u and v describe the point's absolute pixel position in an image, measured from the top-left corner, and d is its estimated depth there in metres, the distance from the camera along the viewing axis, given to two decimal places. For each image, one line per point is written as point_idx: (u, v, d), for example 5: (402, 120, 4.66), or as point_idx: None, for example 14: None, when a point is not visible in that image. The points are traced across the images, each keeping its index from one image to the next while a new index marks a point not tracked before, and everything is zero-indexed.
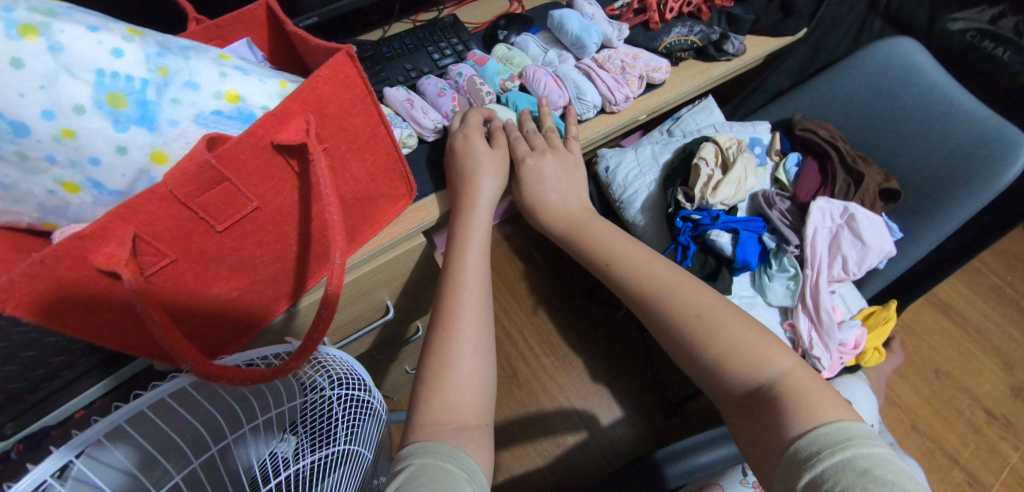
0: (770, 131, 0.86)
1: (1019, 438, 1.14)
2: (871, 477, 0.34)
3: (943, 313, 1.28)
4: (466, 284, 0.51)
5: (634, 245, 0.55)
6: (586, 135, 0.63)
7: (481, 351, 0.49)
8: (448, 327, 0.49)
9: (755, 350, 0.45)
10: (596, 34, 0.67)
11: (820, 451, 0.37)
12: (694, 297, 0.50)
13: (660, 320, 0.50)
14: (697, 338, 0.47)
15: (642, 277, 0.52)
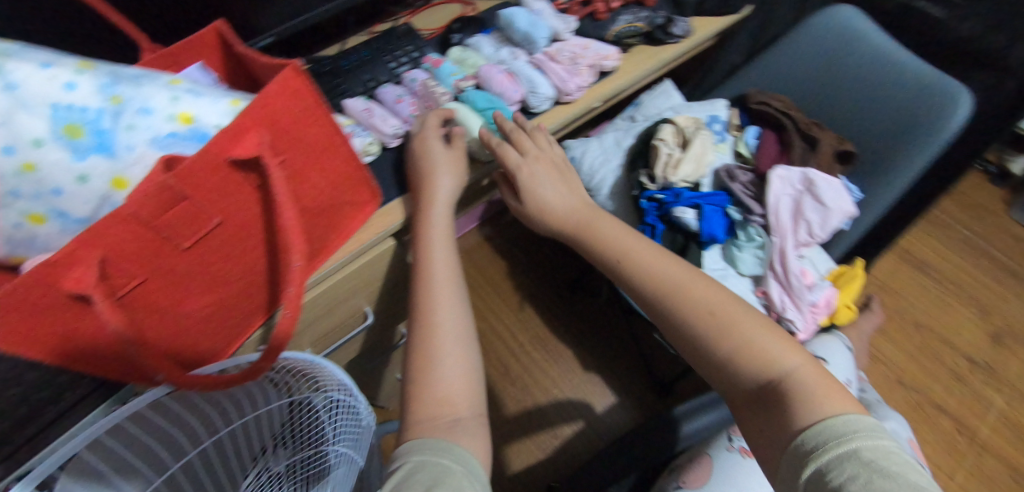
0: (728, 107, 0.88)
1: (1001, 382, 1.18)
2: (875, 466, 0.36)
3: (917, 270, 1.32)
4: (439, 274, 0.53)
5: (649, 248, 0.56)
6: (541, 127, 0.64)
7: (463, 343, 0.50)
8: (426, 324, 0.50)
9: (772, 348, 0.47)
10: (544, 28, 0.69)
11: (829, 443, 0.39)
12: (709, 297, 0.51)
13: (675, 321, 0.51)
14: (711, 340, 0.49)
15: (655, 278, 0.53)
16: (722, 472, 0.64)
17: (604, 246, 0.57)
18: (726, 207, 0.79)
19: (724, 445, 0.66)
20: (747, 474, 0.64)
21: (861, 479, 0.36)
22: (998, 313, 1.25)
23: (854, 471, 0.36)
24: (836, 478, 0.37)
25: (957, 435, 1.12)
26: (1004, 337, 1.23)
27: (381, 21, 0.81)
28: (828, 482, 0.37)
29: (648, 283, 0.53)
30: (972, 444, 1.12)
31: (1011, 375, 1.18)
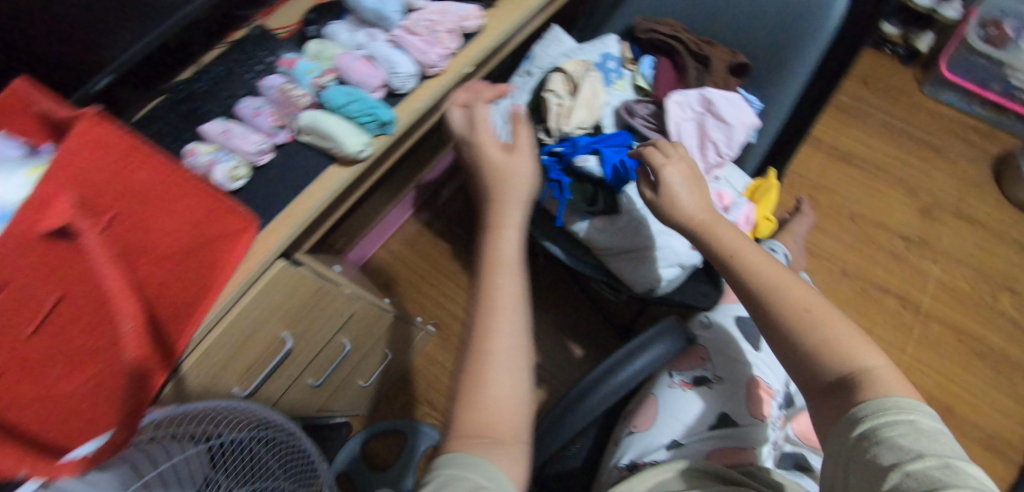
0: (618, 43, 0.84)
1: (935, 252, 1.23)
2: (930, 437, 0.37)
3: (845, 163, 1.34)
4: (509, 263, 0.53)
5: (767, 257, 0.52)
6: (411, 109, 0.61)
7: (516, 362, 0.48)
8: (482, 346, 0.48)
9: (856, 353, 0.45)
10: (393, 0, 0.64)
11: (884, 409, 0.40)
12: (804, 298, 0.48)
13: (769, 315, 0.49)
14: (797, 333, 0.47)
15: (751, 277, 0.51)
16: (664, 410, 0.64)
17: (715, 242, 0.54)
18: (631, 145, 0.77)
19: (664, 383, 0.66)
20: (688, 407, 0.64)
21: (911, 440, 0.37)
22: (925, 188, 1.29)
23: (904, 433, 0.38)
24: (889, 435, 0.38)
25: (903, 310, 1.18)
26: (933, 210, 1.27)
27: (237, 29, 0.71)
28: (881, 439, 0.38)
29: (746, 276, 0.51)
30: (917, 316, 1.18)
31: (944, 243, 1.24)
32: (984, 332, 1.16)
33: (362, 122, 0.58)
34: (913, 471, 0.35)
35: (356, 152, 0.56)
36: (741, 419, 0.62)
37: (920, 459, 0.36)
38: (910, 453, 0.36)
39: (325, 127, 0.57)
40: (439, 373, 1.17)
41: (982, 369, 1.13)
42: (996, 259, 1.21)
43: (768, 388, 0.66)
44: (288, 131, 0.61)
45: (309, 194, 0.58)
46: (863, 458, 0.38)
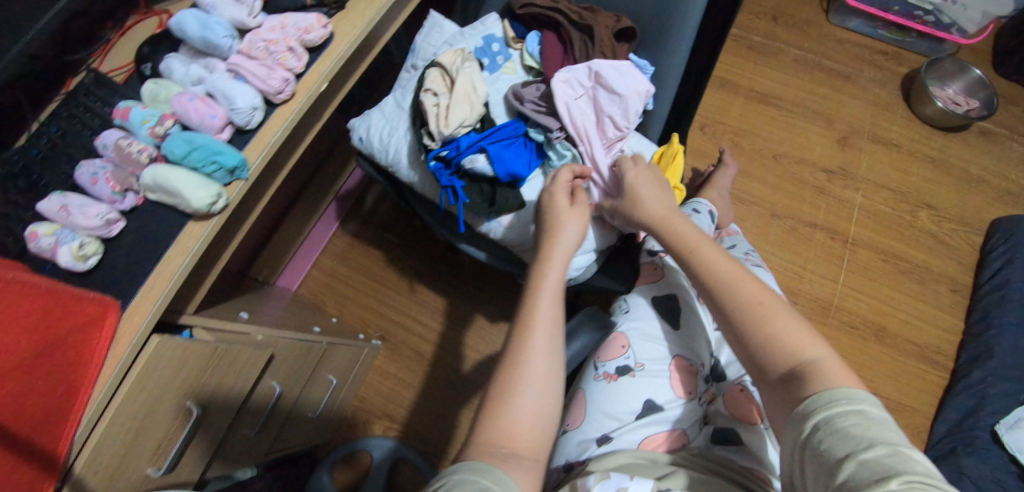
0: (499, 20, 0.81)
1: (856, 181, 1.26)
2: (877, 426, 0.42)
3: (764, 104, 1.33)
4: (548, 291, 0.60)
5: (715, 250, 0.60)
6: (263, 144, 0.59)
7: (547, 383, 0.54)
8: (514, 361, 0.55)
9: (795, 340, 0.51)
10: (220, 25, 0.58)
11: (832, 402, 0.45)
12: (750, 292, 0.55)
13: (725, 307, 0.56)
14: (747, 326, 0.53)
15: (702, 269, 0.59)
16: (592, 404, 0.67)
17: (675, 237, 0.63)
18: (527, 131, 0.75)
19: (591, 376, 0.70)
20: (614, 399, 0.66)
21: (859, 429, 0.42)
22: (840, 117, 1.31)
23: (855, 423, 0.42)
24: (842, 424, 0.43)
25: (831, 242, 1.21)
26: (850, 138, 1.29)
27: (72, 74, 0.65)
28: (837, 427, 0.43)
29: (697, 269, 0.60)
30: (845, 245, 1.21)
31: (862, 170, 1.27)
32: (907, 250, 1.20)
33: (205, 171, 0.55)
34: (866, 459, 0.39)
35: (207, 205, 0.55)
36: (665, 403, 0.66)
37: (870, 449, 0.40)
38: (863, 439, 0.41)
39: (169, 185, 0.55)
40: (393, 384, 1.14)
41: (909, 285, 1.18)
42: (912, 178, 1.25)
43: (692, 366, 0.69)
44: (136, 193, 0.59)
45: (170, 260, 0.58)
46: (817, 449, 0.43)
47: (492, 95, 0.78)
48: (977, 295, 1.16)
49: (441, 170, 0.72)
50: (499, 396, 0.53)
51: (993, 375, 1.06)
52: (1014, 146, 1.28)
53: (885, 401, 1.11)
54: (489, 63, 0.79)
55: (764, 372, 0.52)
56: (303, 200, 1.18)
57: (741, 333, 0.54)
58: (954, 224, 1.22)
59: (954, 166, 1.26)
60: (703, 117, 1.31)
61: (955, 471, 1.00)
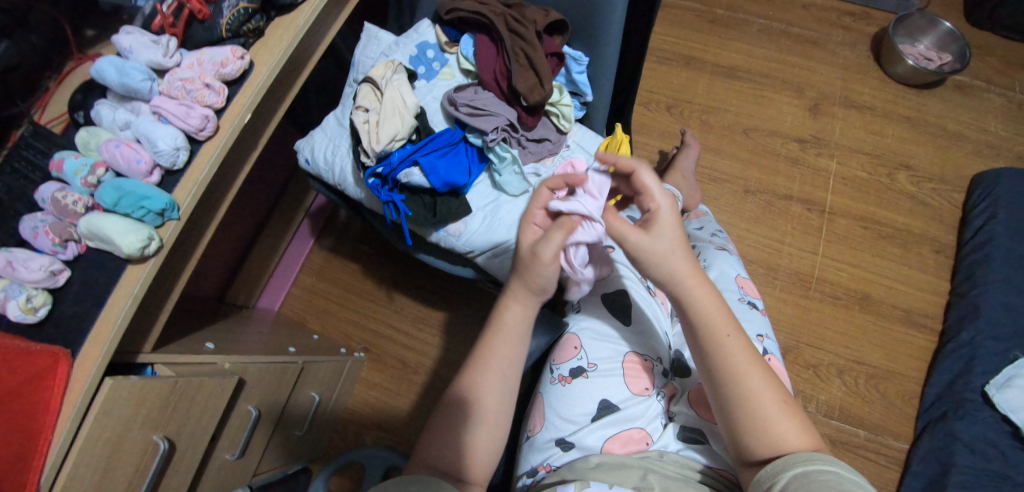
0: (432, 26, 0.82)
1: (830, 148, 1.23)
2: (848, 483, 0.46)
3: (732, 78, 1.29)
4: (510, 332, 0.61)
5: (740, 338, 0.57)
6: (192, 181, 0.62)
7: (497, 420, 0.59)
8: (471, 396, 0.59)
9: (798, 442, 0.52)
10: (137, 70, 0.60)
11: (810, 460, 0.49)
12: (767, 392, 0.54)
13: (732, 395, 0.55)
14: (751, 418, 0.54)
15: (726, 360, 0.55)
16: (550, 408, 0.68)
17: (700, 314, 0.57)
18: (465, 136, 0.78)
19: (548, 380, 0.71)
20: (569, 402, 0.67)
21: (833, 482, 0.46)
22: (810, 85, 1.28)
23: (830, 478, 0.46)
24: (820, 478, 0.46)
25: (809, 213, 1.19)
26: (822, 105, 1.26)
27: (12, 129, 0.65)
28: (812, 480, 0.46)
29: (721, 360, 0.56)
30: (823, 215, 1.19)
31: (836, 137, 1.24)
32: (887, 214, 1.18)
33: (135, 213, 0.59)
34: None
35: (139, 248, 0.58)
36: (621, 403, 0.66)
37: None
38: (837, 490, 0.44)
39: (100, 231, 0.58)
40: (380, 394, 1.15)
41: (891, 250, 1.16)
42: (886, 139, 1.23)
43: (646, 362, 0.70)
44: (77, 242, 0.61)
45: (112, 304, 0.60)
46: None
47: (429, 103, 0.80)
48: (961, 253, 1.14)
49: (379, 186, 0.74)
50: (449, 425, 0.58)
51: (982, 335, 1.03)
52: (990, 97, 1.24)
53: (874, 370, 1.09)
54: (425, 70, 0.81)
55: (749, 458, 0.54)
56: (273, 220, 1.16)
57: (745, 429, 0.54)
58: (932, 183, 1.19)
59: (929, 123, 1.23)
60: (670, 98, 1.28)
61: (947, 436, 0.99)
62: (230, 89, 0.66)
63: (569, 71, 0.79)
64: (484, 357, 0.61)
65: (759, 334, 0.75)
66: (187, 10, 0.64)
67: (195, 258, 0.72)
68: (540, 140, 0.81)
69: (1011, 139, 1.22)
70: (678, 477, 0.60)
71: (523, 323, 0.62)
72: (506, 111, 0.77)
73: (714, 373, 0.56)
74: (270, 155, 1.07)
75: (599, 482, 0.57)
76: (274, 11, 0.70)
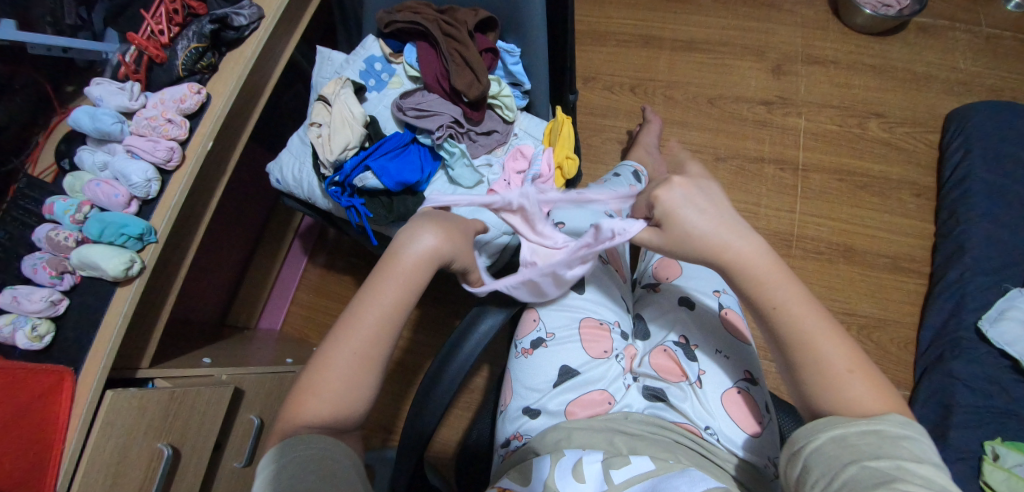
0: (376, 40, 0.88)
1: (797, 106, 1.23)
2: (890, 443, 0.44)
3: (691, 51, 1.29)
4: (393, 275, 0.56)
5: (805, 302, 0.53)
6: (165, 208, 0.70)
7: (360, 371, 0.53)
8: (336, 344, 0.53)
9: (874, 405, 0.48)
10: (108, 115, 0.69)
11: (855, 420, 0.46)
12: (837, 357, 0.50)
13: (795, 367, 0.52)
14: (823, 388, 0.50)
15: (784, 327, 0.53)
16: (516, 380, 0.73)
17: (759, 288, 0.54)
18: (416, 138, 0.84)
19: (513, 355, 0.76)
20: (532, 372, 0.72)
21: (872, 446, 0.44)
22: (771, 46, 1.27)
23: (868, 441, 0.44)
24: (857, 441, 0.44)
25: (782, 173, 1.18)
26: (785, 66, 1.26)
27: (9, 185, 0.71)
28: (851, 443, 0.44)
29: (782, 328, 0.53)
30: (797, 173, 1.18)
31: (803, 95, 1.23)
32: (862, 164, 1.17)
33: (118, 240, 0.66)
34: (867, 464, 0.42)
35: (123, 270, 0.65)
36: (580, 367, 0.71)
37: (875, 460, 0.43)
38: (876, 458, 0.43)
39: (90, 261, 0.65)
40: (382, 397, 1.18)
41: (870, 199, 1.15)
42: (853, 90, 1.22)
43: (604, 325, 0.74)
44: (73, 273, 0.68)
45: (106, 325, 0.67)
46: (820, 458, 0.45)
47: (380, 111, 0.86)
48: (942, 193, 1.13)
49: (340, 194, 0.80)
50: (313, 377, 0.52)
51: (970, 272, 1.02)
52: (956, 34, 1.23)
53: (866, 320, 1.08)
54: (375, 82, 0.87)
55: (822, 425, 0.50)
56: (265, 244, 1.23)
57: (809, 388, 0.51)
58: (905, 127, 1.19)
59: (896, 69, 1.22)
60: (632, 79, 1.29)
61: (946, 378, 0.97)
62: (192, 122, 0.73)
63: (506, 64, 0.84)
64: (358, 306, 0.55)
65: (715, 290, 0.77)
66: (147, 57, 0.73)
67: (180, 277, 0.79)
68: (488, 133, 0.86)
69: (980, 74, 1.21)
70: (641, 431, 0.65)
71: (409, 276, 0.56)
72: (450, 109, 0.83)
73: (779, 339, 0.53)
74: (253, 182, 1.14)
75: (573, 449, 0.62)
76: (225, 46, 0.78)
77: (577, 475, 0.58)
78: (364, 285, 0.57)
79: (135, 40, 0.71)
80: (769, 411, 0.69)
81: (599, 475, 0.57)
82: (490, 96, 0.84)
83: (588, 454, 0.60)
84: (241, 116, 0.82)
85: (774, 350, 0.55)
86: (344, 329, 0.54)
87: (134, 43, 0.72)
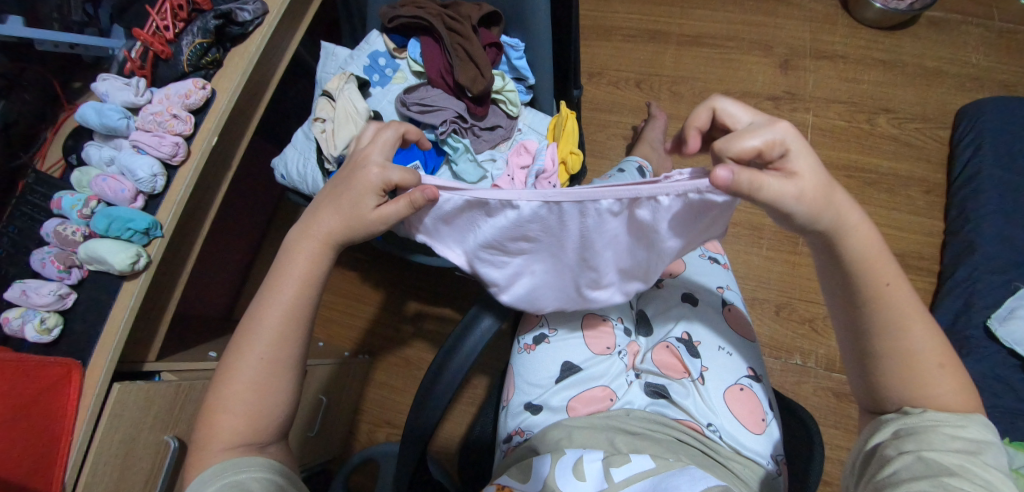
0: (380, 35, 0.88)
1: (805, 101, 1.21)
2: (965, 441, 0.43)
3: (699, 46, 1.28)
4: (290, 272, 0.53)
5: (904, 289, 0.48)
6: (171, 202, 0.70)
7: (266, 374, 0.52)
8: (239, 353, 0.52)
9: (955, 401, 0.46)
10: (114, 110, 0.69)
11: (932, 412, 0.46)
12: (928, 347, 0.47)
13: (874, 348, 0.48)
14: (905, 378, 0.47)
15: (885, 312, 0.47)
16: (518, 376, 0.73)
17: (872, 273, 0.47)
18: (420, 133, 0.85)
19: (516, 350, 0.75)
20: (534, 367, 0.72)
21: (943, 439, 0.43)
22: (779, 41, 1.26)
23: (941, 434, 0.44)
24: (927, 432, 0.44)
25: None
26: (794, 61, 1.24)
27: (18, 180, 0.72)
28: (920, 434, 0.44)
29: (880, 317, 0.47)
30: None
31: (811, 90, 1.22)
32: (871, 160, 1.16)
33: (125, 235, 0.66)
34: (928, 454, 0.43)
35: (130, 264, 0.66)
36: (583, 363, 0.71)
37: (940, 450, 0.43)
38: (944, 450, 0.43)
39: (98, 256, 0.66)
40: (386, 392, 1.19)
41: (879, 196, 1.14)
42: (863, 85, 1.21)
43: (606, 322, 0.74)
44: (80, 267, 0.69)
45: (114, 318, 0.68)
46: (886, 446, 0.45)
47: (384, 107, 0.87)
48: (952, 190, 1.11)
49: None
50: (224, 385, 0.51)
51: (979, 270, 1.00)
52: (969, 29, 1.22)
53: None
54: (379, 77, 0.87)
55: (883, 407, 0.49)
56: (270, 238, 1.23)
57: (882, 373, 0.48)
58: (915, 123, 1.17)
59: (907, 64, 1.21)
60: (638, 74, 1.28)
61: None
62: (197, 117, 0.74)
63: (510, 59, 0.83)
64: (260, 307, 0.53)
65: (718, 287, 0.77)
66: (152, 52, 0.73)
67: (186, 271, 0.80)
68: (492, 127, 0.86)
69: (992, 69, 1.19)
70: (641, 429, 0.66)
71: (304, 266, 0.53)
72: (454, 104, 0.84)
73: (866, 324, 0.48)
74: (259, 177, 1.15)
75: (574, 447, 0.62)
76: (229, 42, 0.78)
77: (577, 473, 0.58)
78: (264, 284, 0.54)
79: (141, 36, 0.72)
80: (772, 409, 0.68)
81: (599, 473, 0.58)
82: (494, 91, 0.84)
83: (589, 452, 0.61)
84: (246, 112, 0.83)
85: (845, 329, 0.51)
86: (247, 334, 0.52)
87: (139, 39, 0.72)
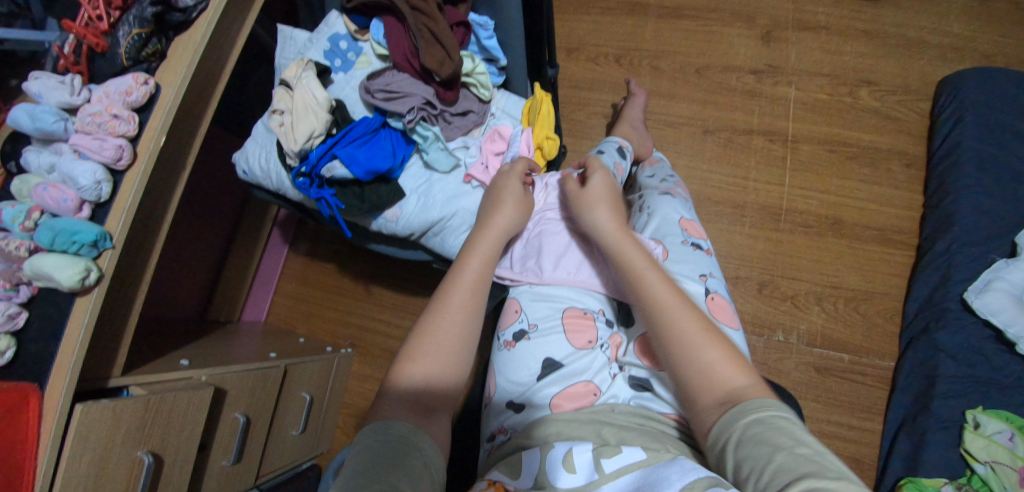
0: (340, 16, 0.83)
1: (787, 75, 1.19)
2: (811, 441, 0.41)
3: (678, 18, 1.23)
4: (460, 301, 0.57)
5: (666, 279, 0.60)
6: (119, 210, 0.65)
7: (433, 392, 0.52)
8: (409, 363, 0.53)
9: (726, 369, 0.50)
10: (48, 112, 0.63)
11: (776, 416, 0.44)
12: (689, 320, 0.55)
13: (656, 336, 0.56)
14: (683, 357, 0.53)
15: (645, 294, 0.59)
16: (499, 373, 0.72)
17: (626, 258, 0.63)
18: (386, 122, 0.81)
19: (496, 347, 0.75)
20: (514, 365, 0.71)
21: (790, 438, 0.41)
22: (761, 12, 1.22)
23: (784, 429, 0.42)
24: (779, 433, 0.42)
25: (773, 145, 1.15)
26: (776, 32, 1.21)
27: None
28: (773, 435, 0.42)
29: (648, 300, 0.58)
30: (786, 144, 1.16)
31: (793, 63, 1.19)
32: (852, 133, 1.15)
33: (73, 248, 0.62)
34: (793, 453, 0.40)
35: (79, 280, 0.61)
36: (565, 359, 0.69)
37: (797, 447, 0.41)
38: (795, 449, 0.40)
39: (46, 273, 0.61)
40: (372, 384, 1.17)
41: (860, 170, 1.13)
42: (845, 57, 1.18)
43: (587, 316, 0.73)
44: (29, 284, 0.64)
45: (69, 335, 0.64)
46: (747, 450, 0.42)
47: (348, 95, 0.82)
48: (932, 163, 1.11)
49: (308, 185, 0.78)
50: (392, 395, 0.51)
51: (957, 243, 1.01)
52: None
53: (854, 293, 1.08)
54: (342, 63, 0.82)
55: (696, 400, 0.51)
56: (242, 233, 1.19)
57: (672, 356, 0.54)
58: (897, 95, 1.16)
59: (888, 35, 1.18)
60: (617, 48, 1.23)
61: (930, 350, 0.97)
62: (141, 115, 0.69)
63: (479, 39, 0.79)
64: (429, 323, 0.55)
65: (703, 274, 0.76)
66: (86, 46, 0.67)
67: (148, 278, 0.76)
68: (464, 113, 0.83)
69: (974, 38, 1.17)
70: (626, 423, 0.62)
71: (479, 292, 0.59)
72: (422, 90, 0.79)
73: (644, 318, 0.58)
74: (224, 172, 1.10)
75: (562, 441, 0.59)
76: (172, 30, 0.72)
77: (566, 466, 0.55)
78: (428, 308, 0.57)
79: (72, 29, 0.65)
80: None
81: (588, 463, 0.55)
82: (463, 74, 0.80)
83: (578, 444, 0.58)
84: (198, 107, 0.77)
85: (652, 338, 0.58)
86: (419, 343, 0.54)
87: (70, 32, 0.65)
